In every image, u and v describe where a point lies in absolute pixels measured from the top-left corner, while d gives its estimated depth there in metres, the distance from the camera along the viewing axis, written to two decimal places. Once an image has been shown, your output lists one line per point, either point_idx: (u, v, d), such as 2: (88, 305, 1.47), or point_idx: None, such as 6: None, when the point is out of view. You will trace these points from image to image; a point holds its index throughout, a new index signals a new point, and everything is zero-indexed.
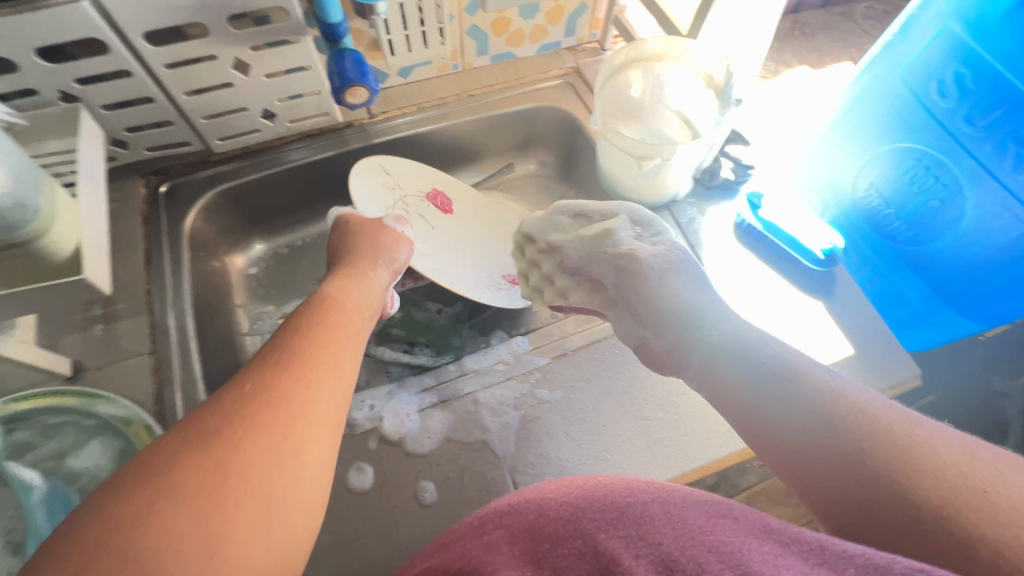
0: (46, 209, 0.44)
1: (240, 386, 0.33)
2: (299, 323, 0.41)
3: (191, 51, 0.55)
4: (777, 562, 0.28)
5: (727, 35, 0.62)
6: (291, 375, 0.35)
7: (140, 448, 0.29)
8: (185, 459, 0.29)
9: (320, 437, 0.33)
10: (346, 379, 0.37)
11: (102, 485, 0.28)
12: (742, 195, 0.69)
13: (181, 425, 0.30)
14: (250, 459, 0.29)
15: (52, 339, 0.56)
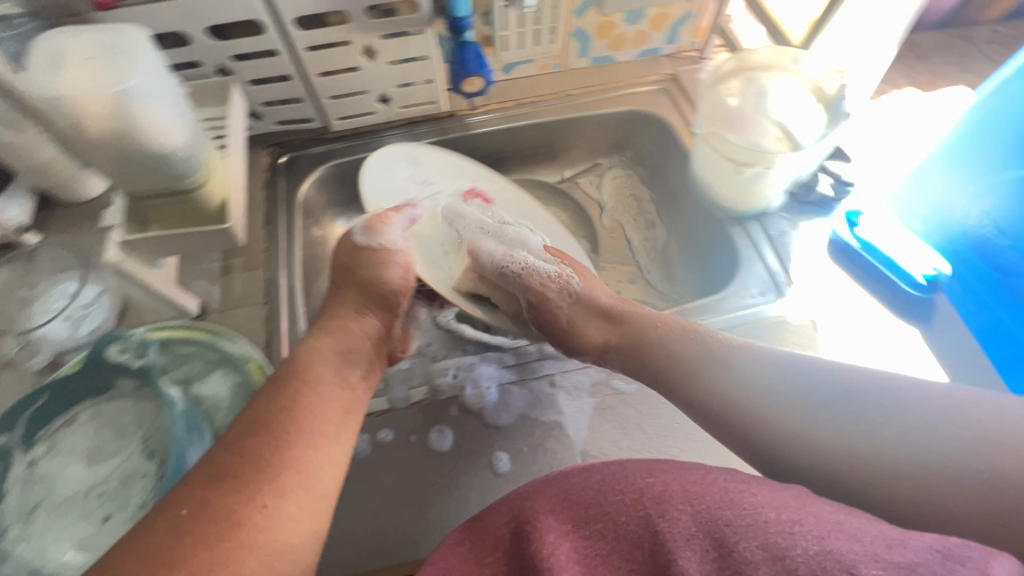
0: (206, 165, 0.50)
1: (184, 498, 0.39)
2: (262, 404, 0.46)
3: (329, 37, 0.60)
4: (790, 531, 0.35)
5: (842, 48, 0.62)
6: (241, 475, 0.40)
7: (187, 510, 0.38)
8: (163, 558, 0.36)
9: (275, 527, 0.39)
10: (309, 458, 0.43)
11: (183, 535, 0.37)
12: (840, 212, 0.67)
13: (217, 492, 0.39)
14: (214, 559, 0.36)
15: (186, 283, 0.64)
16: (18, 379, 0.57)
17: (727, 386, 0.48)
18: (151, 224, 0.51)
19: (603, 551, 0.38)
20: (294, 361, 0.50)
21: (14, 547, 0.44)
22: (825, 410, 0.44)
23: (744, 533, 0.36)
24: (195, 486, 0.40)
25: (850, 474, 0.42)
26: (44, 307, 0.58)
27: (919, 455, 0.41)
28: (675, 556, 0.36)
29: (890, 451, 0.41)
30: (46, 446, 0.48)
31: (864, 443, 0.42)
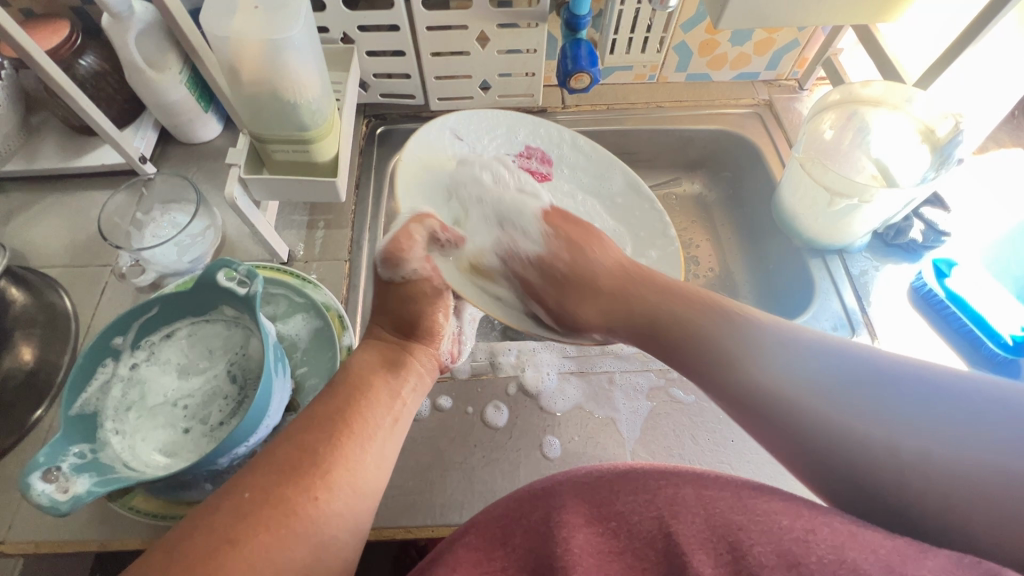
0: (324, 120, 0.54)
1: (248, 481, 0.37)
2: (319, 406, 0.42)
3: (449, 19, 0.63)
4: (805, 540, 0.36)
5: (958, 92, 0.60)
6: (297, 467, 0.37)
7: (245, 505, 0.35)
8: (223, 536, 0.34)
9: (330, 521, 0.37)
10: (360, 459, 0.40)
11: (236, 529, 0.34)
12: (928, 260, 0.66)
13: (271, 492, 0.36)
14: (270, 550, 0.34)
15: (279, 231, 0.67)
16: (122, 295, 0.62)
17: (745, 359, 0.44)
18: (267, 165, 0.57)
19: (617, 550, 0.40)
20: (347, 369, 0.45)
21: (109, 439, 0.47)
22: (814, 387, 0.40)
23: (758, 538, 0.37)
24: (247, 479, 0.37)
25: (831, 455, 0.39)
26: (155, 232, 0.65)
27: (898, 448, 0.37)
28: (687, 557, 0.37)
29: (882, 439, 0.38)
30: (145, 353, 0.52)
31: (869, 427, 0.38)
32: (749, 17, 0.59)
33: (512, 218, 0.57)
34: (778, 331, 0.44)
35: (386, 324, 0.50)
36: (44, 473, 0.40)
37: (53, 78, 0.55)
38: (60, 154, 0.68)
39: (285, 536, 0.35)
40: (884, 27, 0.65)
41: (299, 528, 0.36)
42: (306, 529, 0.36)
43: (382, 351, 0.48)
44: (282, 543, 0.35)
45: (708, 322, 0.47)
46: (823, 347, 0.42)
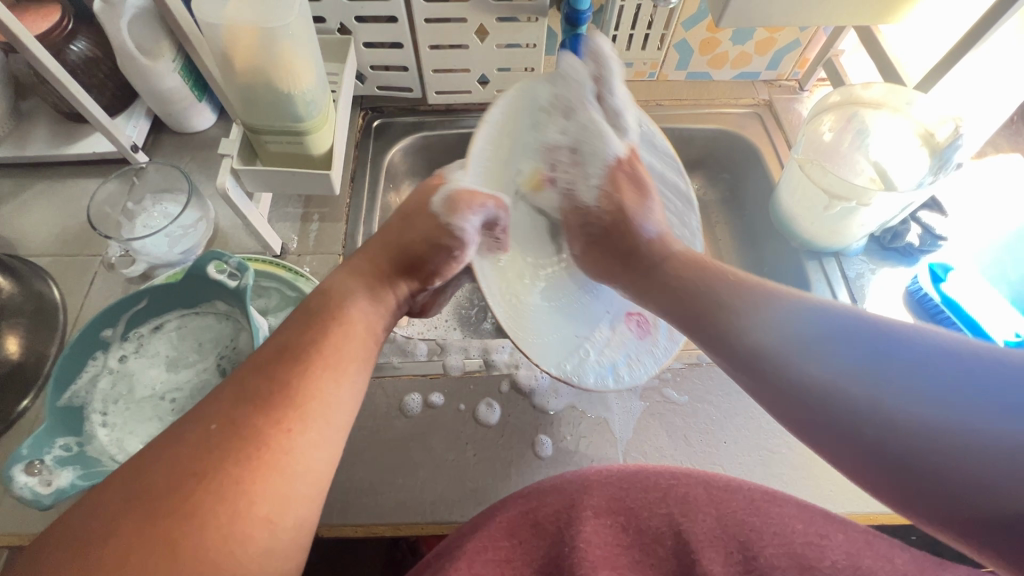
0: (318, 111, 0.53)
1: (214, 414, 0.34)
2: (291, 335, 0.40)
3: (448, 11, 0.62)
4: (816, 543, 0.40)
5: (959, 96, 0.60)
6: (267, 396, 0.35)
7: (213, 433, 0.33)
8: (187, 468, 0.31)
9: (303, 452, 0.34)
10: (333, 391, 0.37)
11: (206, 460, 0.32)
12: (924, 264, 0.66)
13: (238, 421, 0.33)
14: (241, 479, 0.31)
15: (272, 223, 0.67)
16: (111, 285, 0.62)
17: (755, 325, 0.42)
18: (259, 157, 0.56)
19: (625, 543, 0.41)
20: (325, 296, 0.44)
21: (96, 431, 0.47)
22: (820, 357, 0.37)
23: (769, 539, 0.40)
24: (212, 411, 0.34)
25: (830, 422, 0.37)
26: (146, 222, 0.64)
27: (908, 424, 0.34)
28: (699, 556, 0.40)
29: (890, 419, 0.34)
30: (134, 346, 0.51)
31: (882, 401, 0.35)
32: (750, 16, 0.59)
33: (584, 152, 0.58)
34: (796, 307, 0.41)
35: (381, 253, 0.49)
36: (27, 465, 0.40)
37: (42, 62, 0.53)
38: (50, 141, 0.67)
39: (249, 464, 0.32)
40: (887, 29, 0.64)
41: (267, 457, 0.33)
42: (274, 460, 0.33)
43: (369, 279, 0.47)
44: (250, 471, 0.32)
45: (716, 291, 0.45)
46: (835, 316, 0.39)
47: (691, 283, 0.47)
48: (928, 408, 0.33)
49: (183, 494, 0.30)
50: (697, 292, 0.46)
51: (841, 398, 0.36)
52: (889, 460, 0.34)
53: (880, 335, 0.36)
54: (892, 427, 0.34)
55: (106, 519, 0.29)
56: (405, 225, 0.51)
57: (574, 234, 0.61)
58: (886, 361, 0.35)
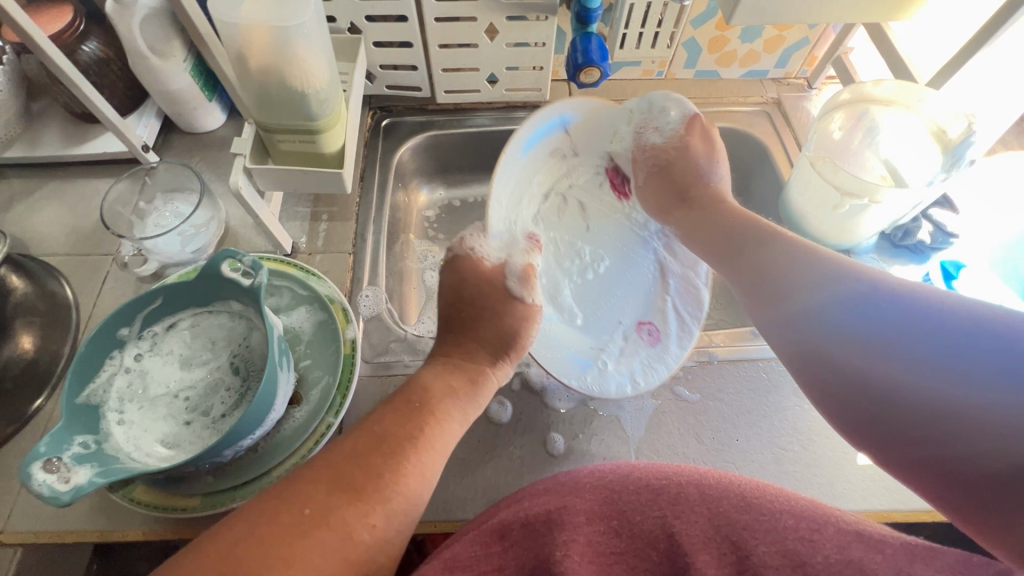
0: (332, 112, 0.53)
1: (306, 495, 0.36)
2: (387, 424, 0.41)
3: (458, 10, 0.62)
4: (810, 540, 0.37)
5: (972, 92, 0.60)
6: (363, 487, 0.38)
7: (295, 510, 0.36)
8: (277, 547, 0.34)
9: (384, 542, 0.37)
10: (419, 488, 0.40)
11: (283, 538, 0.34)
12: (935, 261, 0.65)
13: (322, 512, 0.36)
14: (321, 562, 0.34)
15: (282, 222, 0.67)
16: (123, 284, 0.62)
17: (793, 291, 0.47)
18: (272, 155, 0.56)
19: (617, 550, 0.40)
20: (424, 391, 0.45)
21: (113, 429, 0.47)
22: (838, 321, 0.43)
23: (763, 538, 0.38)
24: (300, 492, 0.37)
25: (853, 382, 0.42)
26: (157, 221, 0.64)
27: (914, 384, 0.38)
28: (692, 558, 0.38)
29: (898, 379, 0.39)
30: (149, 344, 0.51)
31: (870, 367, 0.41)
32: (761, 14, 0.59)
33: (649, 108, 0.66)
34: (824, 278, 0.45)
35: (473, 346, 0.50)
36: (45, 462, 0.40)
37: (55, 63, 0.54)
38: (62, 141, 0.67)
39: (317, 549, 0.35)
40: (896, 26, 0.64)
41: (348, 539, 0.36)
42: (339, 553, 0.35)
43: (460, 373, 0.47)
44: (318, 552, 0.34)
45: (758, 260, 0.51)
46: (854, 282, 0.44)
47: (743, 228, 0.54)
48: (922, 373, 0.38)
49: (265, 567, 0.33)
50: (747, 255, 0.52)
51: (857, 359, 0.42)
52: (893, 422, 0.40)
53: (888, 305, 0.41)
54: (886, 389, 0.40)
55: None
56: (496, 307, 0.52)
57: (636, 167, 0.68)
58: (894, 336, 0.40)
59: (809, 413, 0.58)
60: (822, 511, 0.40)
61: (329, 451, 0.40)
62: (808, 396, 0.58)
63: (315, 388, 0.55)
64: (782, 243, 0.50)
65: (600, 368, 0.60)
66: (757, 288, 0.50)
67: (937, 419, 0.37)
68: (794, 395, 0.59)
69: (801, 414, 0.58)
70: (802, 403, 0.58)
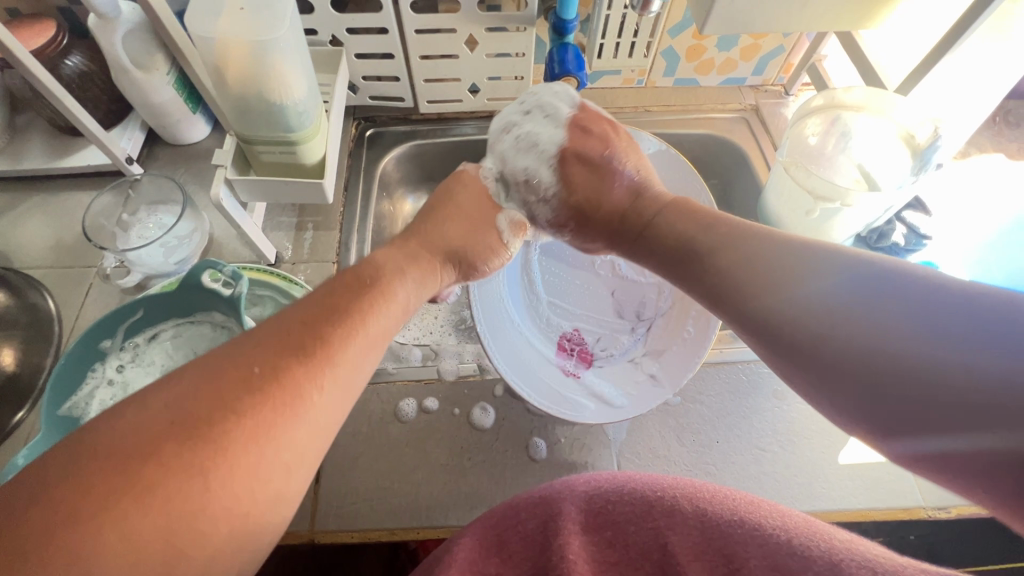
0: (312, 123, 0.54)
1: (257, 356, 0.32)
2: (308, 312, 0.36)
3: (438, 22, 0.63)
4: (803, 554, 0.36)
5: (939, 97, 0.61)
6: (308, 349, 0.33)
7: (184, 381, 0.30)
8: (182, 413, 0.28)
9: (314, 419, 0.32)
10: (355, 364, 0.35)
11: (194, 423, 0.28)
12: (910, 263, 0.67)
13: (246, 372, 0.31)
14: (265, 424, 0.30)
15: (267, 232, 0.67)
16: (107, 296, 0.62)
17: (738, 244, 0.42)
18: (254, 167, 0.57)
19: (612, 558, 0.42)
20: (372, 270, 0.42)
21: None
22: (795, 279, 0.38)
23: (755, 552, 0.38)
24: (234, 350, 0.32)
25: (813, 332, 0.35)
26: (141, 233, 0.64)
27: (900, 336, 0.31)
28: (683, 566, 0.40)
29: (889, 336, 0.32)
30: (131, 355, 0.52)
31: (841, 315, 0.34)
32: (732, 23, 0.60)
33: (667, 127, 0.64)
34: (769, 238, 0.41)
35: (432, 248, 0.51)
36: (21, 474, 0.41)
37: (37, 78, 0.54)
38: (45, 154, 0.67)
39: (218, 432, 0.28)
40: (866, 34, 0.66)
41: (243, 427, 0.29)
42: (259, 426, 0.29)
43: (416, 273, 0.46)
44: (190, 433, 0.28)
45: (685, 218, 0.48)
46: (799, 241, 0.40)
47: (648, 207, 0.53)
48: (898, 334, 0.31)
49: (215, 423, 0.28)
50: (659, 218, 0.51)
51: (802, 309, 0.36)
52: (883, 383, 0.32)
53: (880, 274, 0.34)
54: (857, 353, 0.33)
55: (140, 438, 0.27)
56: (474, 226, 0.56)
57: None
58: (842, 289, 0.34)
59: (788, 414, 0.58)
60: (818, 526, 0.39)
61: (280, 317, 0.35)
62: (787, 398, 0.59)
63: None
64: (725, 223, 0.45)
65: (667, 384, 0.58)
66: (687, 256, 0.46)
67: (947, 381, 0.29)
68: (773, 396, 0.59)
69: (780, 415, 0.58)
70: (782, 405, 0.59)
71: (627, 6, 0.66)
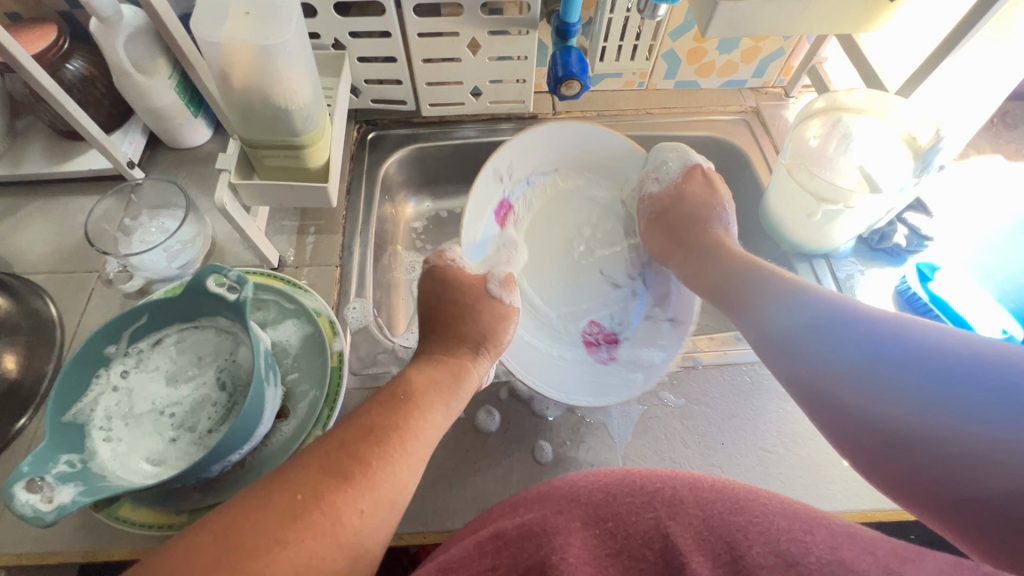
0: (316, 126, 0.54)
1: (300, 481, 0.38)
2: (374, 416, 0.44)
3: (440, 26, 0.63)
4: (802, 540, 0.38)
5: (941, 99, 0.62)
6: (348, 471, 0.39)
7: (262, 498, 0.37)
8: (242, 533, 0.35)
9: (368, 524, 0.38)
10: (405, 475, 0.42)
11: (258, 527, 0.35)
12: (911, 264, 0.67)
13: (296, 500, 0.37)
14: (313, 538, 0.36)
15: (269, 236, 0.67)
16: (109, 301, 0.62)
17: (765, 308, 0.54)
18: (256, 170, 0.57)
19: (612, 551, 0.41)
20: (408, 385, 0.48)
21: (98, 447, 0.47)
22: (820, 349, 0.48)
23: (755, 538, 0.39)
24: (292, 472, 0.39)
25: (902, 426, 0.42)
26: (143, 237, 0.64)
27: (939, 417, 0.40)
28: (686, 559, 0.39)
29: (891, 407, 0.42)
30: (135, 360, 0.51)
31: (878, 393, 0.43)
32: (734, 25, 0.60)
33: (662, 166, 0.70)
34: (793, 305, 0.52)
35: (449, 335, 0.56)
36: (27, 483, 0.40)
37: (39, 82, 0.54)
38: (45, 159, 0.67)
39: (265, 548, 0.34)
40: (867, 37, 0.66)
41: (298, 542, 0.35)
42: (306, 542, 0.35)
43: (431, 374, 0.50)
44: (260, 544, 0.34)
45: (740, 277, 0.58)
46: (828, 315, 0.49)
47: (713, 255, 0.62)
48: (953, 426, 0.39)
49: (267, 545, 0.34)
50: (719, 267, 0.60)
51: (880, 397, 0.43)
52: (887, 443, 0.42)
53: (869, 348, 0.45)
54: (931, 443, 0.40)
55: (205, 552, 0.34)
56: (479, 296, 0.58)
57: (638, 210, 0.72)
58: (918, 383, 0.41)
59: (792, 415, 0.59)
60: (818, 515, 0.41)
61: (343, 423, 0.43)
62: (791, 399, 0.59)
63: (302, 402, 0.55)
64: (759, 304, 0.55)
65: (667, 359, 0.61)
66: (739, 311, 0.57)
67: (957, 452, 0.38)
68: (778, 398, 0.60)
69: (785, 417, 0.58)
70: (787, 406, 0.59)
71: (629, 9, 0.66)
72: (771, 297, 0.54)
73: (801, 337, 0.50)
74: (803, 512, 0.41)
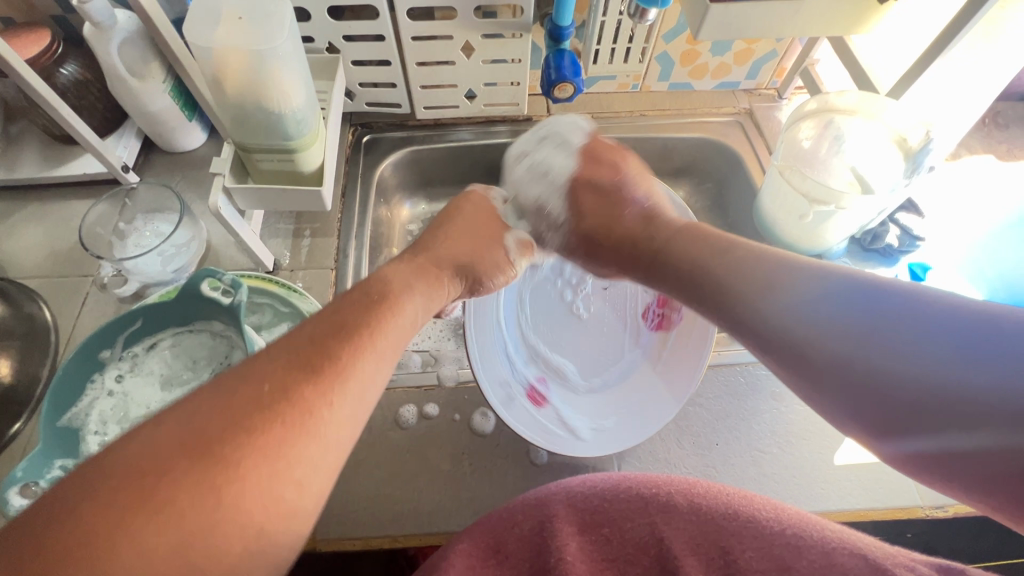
0: (310, 130, 0.54)
1: (265, 373, 0.31)
2: (324, 325, 0.36)
3: (434, 30, 0.64)
4: (795, 545, 0.39)
5: (931, 100, 0.62)
6: (319, 364, 0.33)
7: (209, 400, 0.29)
8: (185, 439, 0.28)
9: (340, 426, 0.32)
10: (374, 376, 0.35)
11: (224, 427, 0.28)
12: (903, 264, 0.68)
13: (254, 394, 0.30)
14: (284, 440, 0.29)
15: (264, 239, 0.67)
16: (103, 305, 0.62)
17: (734, 263, 0.44)
18: (251, 174, 0.57)
19: (609, 557, 0.42)
20: (380, 288, 0.41)
21: (93, 452, 0.47)
22: (809, 303, 0.38)
23: (749, 544, 0.40)
24: (249, 369, 0.31)
25: (906, 385, 0.33)
26: (138, 242, 0.64)
27: (954, 375, 0.31)
28: (680, 562, 0.40)
29: (896, 365, 0.34)
30: (129, 364, 0.51)
31: (882, 348, 0.34)
32: (726, 29, 0.61)
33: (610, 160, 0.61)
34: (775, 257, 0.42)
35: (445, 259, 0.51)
36: (21, 487, 0.41)
37: (33, 88, 0.54)
38: (40, 163, 0.67)
39: (235, 445, 0.28)
40: (858, 39, 0.66)
41: (255, 457, 0.28)
42: (268, 458, 0.28)
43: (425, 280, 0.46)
44: (214, 452, 0.27)
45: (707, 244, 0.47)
46: (815, 268, 0.39)
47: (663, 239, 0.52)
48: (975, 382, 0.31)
49: (229, 442, 0.28)
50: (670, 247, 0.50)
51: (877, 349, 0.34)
52: (897, 407, 0.34)
53: (871, 295, 0.36)
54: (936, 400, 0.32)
55: (157, 452, 0.27)
56: (478, 247, 0.55)
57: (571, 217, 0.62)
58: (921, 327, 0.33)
59: (787, 416, 0.59)
60: (812, 521, 0.41)
61: (305, 324, 0.36)
62: (785, 399, 0.60)
63: None
64: (742, 245, 0.45)
65: (691, 368, 0.60)
66: (701, 270, 0.46)
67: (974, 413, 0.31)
68: (772, 398, 0.60)
69: (779, 417, 0.59)
70: (781, 406, 0.59)
71: (622, 12, 0.66)
72: (755, 245, 0.44)
73: (794, 284, 0.39)
74: (797, 517, 0.41)
